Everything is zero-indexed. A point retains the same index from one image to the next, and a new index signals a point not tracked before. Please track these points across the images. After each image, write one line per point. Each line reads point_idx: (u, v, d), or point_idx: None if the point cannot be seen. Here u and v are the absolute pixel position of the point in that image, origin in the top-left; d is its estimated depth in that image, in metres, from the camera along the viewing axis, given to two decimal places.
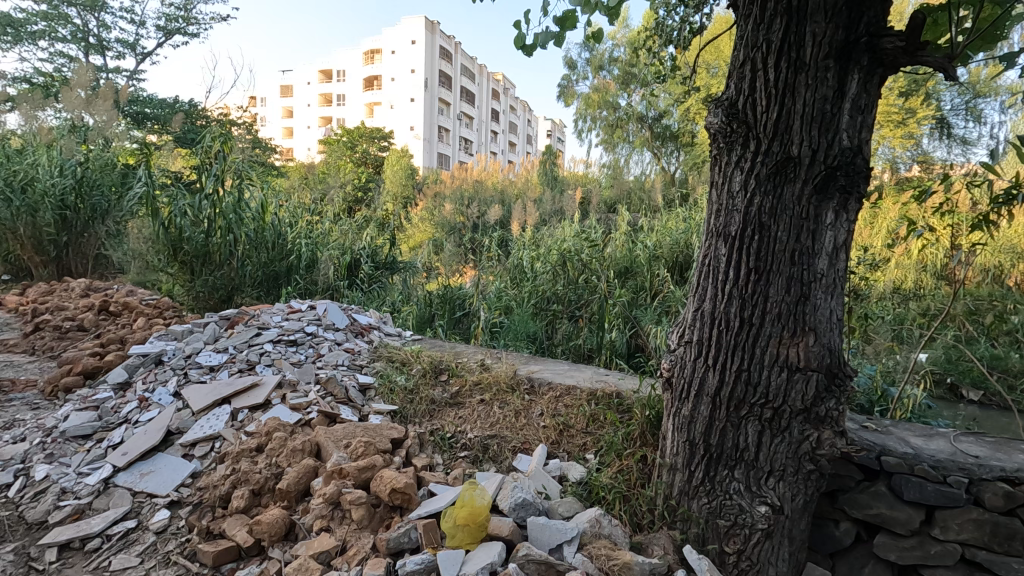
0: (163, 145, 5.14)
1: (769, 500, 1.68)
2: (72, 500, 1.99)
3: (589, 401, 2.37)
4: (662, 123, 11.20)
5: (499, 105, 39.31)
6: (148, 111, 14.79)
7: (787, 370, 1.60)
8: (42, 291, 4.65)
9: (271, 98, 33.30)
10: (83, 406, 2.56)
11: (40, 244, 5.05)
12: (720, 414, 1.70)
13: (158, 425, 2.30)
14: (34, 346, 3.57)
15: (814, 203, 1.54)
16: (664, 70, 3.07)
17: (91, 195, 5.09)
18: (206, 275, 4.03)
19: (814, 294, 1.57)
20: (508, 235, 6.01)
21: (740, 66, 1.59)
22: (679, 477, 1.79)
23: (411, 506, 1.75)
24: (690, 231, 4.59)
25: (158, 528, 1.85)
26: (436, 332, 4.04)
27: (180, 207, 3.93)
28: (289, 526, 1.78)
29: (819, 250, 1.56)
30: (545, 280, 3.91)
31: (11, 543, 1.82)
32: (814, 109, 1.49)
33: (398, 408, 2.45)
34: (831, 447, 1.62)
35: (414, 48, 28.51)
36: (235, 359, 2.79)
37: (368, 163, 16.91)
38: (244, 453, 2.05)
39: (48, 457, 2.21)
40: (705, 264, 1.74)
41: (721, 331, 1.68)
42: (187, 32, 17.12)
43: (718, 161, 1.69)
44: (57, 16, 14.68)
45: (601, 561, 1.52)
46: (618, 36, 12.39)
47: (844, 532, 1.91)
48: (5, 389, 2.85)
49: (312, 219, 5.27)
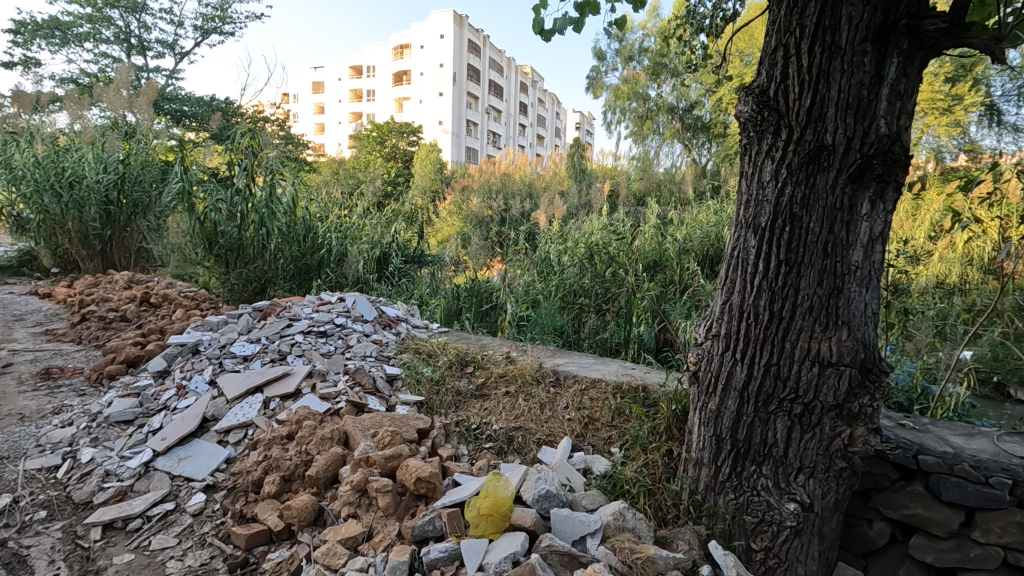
0: (201, 141, 5.29)
1: (798, 498, 1.64)
2: (115, 481, 2.08)
3: (614, 394, 2.36)
4: (693, 114, 10.98)
5: (528, 98, 39.13)
6: (186, 109, 15.24)
7: (818, 365, 1.56)
8: (89, 283, 4.86)
9: (303, 95, 33.86)
10: (125, 393, 2.67)
11: (86, 238, 5.31)
12: (748, 409, 1.67)
13: (194, 412, 2.39)
14: (81, 335, 3.73)
15: (849, 192, 1.50)
16: (695, 60, 3.01)
17: (133, 191, 5.29)
18: (241, 268, 4.12)
19: (848, 287, 1.53)
20: (535, 228, 6.01)
21: (773, 53, 1.55)
22: (705, 472, 1.77)
23: (435, 495, 1.77)
24: (721, 224, 4.51)
25: (195, 511, 1.93)
26: (463, 324, 4.09)
27: (215, 201, 4.02)
28: (318, 512, 1.82)
29: (854, 242, 1.51)
30: (572, 274, 3.90)
31: (60, 521, 1.91)
32: (850, 96, 1.43)
33: (424, 399, 2.47)
34: (863, 444, 1.57)
35: (443, 43, 28.60)
36: (268, 349, 2.87)
37: (398, 158, 17.15)
38: (276, 440, 2.11)
39: (93, 441, 2.31)
40: (734, 256, 1.70)
41: (749, 325, 1.65)
42: (223, 31, 17.55)
43: (749, 151, 1.65)
44: (101, 18, 15.20)
45: (624, 554, 1.51)
46: (648, 25, 12.15)
47: (879, 532, 1.86)
48: (54, 375, 3.00)
49: (342, 213, 5.37)
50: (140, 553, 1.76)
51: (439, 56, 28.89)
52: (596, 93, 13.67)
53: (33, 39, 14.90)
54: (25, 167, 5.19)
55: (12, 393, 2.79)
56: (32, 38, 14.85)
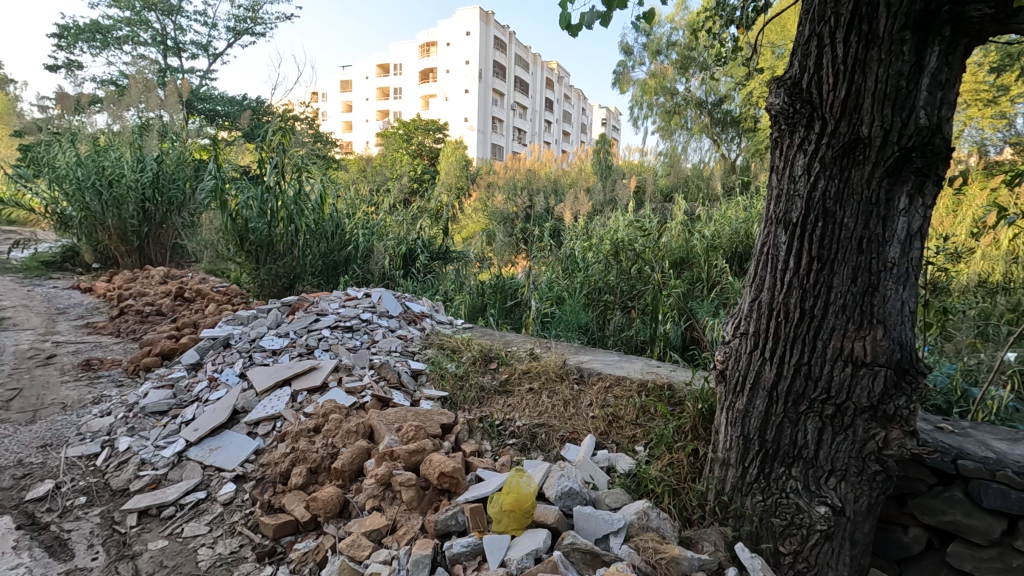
0: (232, 141, 5.41)
1: (829, 501, 1.60)
2: (150, 470, 2.15)
3: (639, 392, 2.33)
4: (722, 109, 10.79)
5: (554, 95, 38.95)
6: (219, 109, 15.63)
7: (851, 365, 1.51)
8: (127, 278, 5.03)
9: (332, 94, 34.45)
10: (161, 384, 2.76)
11: (125, 234, 5.50)
12: (777, 409, 1.63)
13: (225, 404, 2.45)
14: (119, 329, 3.86)
15: (885, 186, 1.45)
16: (724, 53, 2.95)
17: (168, 189, 5.44)
18: (270, 264, 4.21)
19: (883, 284, 1.48)
20: (560, 225, 5.98)
21: (807, 43, 1.50)
22: (732, 472, 1.73)
23: (458, 490, 1.78)
24: (750, 221, 4.40)
25: (225, 500, 1.98)
26: (488, 321, 4.11)
27: (246, 198, 4.11)
28: (343, 504, 1.85)
29: (890, 238, 1.46)
30: (597, 271, 3.86)
31: (98, 506, 1.98)
32: (888, 86, 1.38)
33: (448, 395, 2.49)
34: (899, 448, 1.52)
35: (469, 40, 28.67)
36: (296, 343, 2.92)
37: (424, 156, 17.34)
38: (303, 433, 2.15)
39: (130, 430, 2.39)
40: (764, 252, 1.66)
41: (779, 323, 1.61)
42: (255, 32, 17.89)
43: (780, 144, 1.61)
44: (139, 21, 15.67)
45: (648, 554, 1.50)
46: (676, 19, 11.95)
47: (914, 538, 1.80)
48: (94, 367, 3.12)
49: (369, 210, 5.43)
50: (173, 540, 1.81)
51: (465, 53, 28.93)
52: (623, 88, 13.52)
53: (75, 42, 15.44)
54: (68, 167, 5.39)
55: (55, 383, 2.91)
56: (75, 41, 15.39)
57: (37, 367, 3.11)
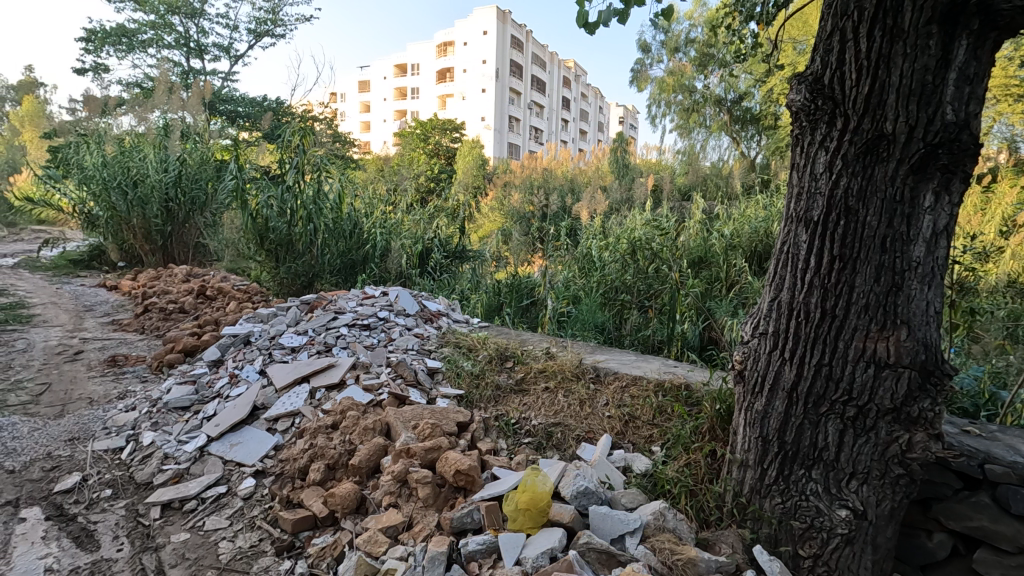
0: (253, 141, 5.48)
1: (850, 504, 1.57)
2: (173, 464, 2.20)
3: (656, 392, 2.32)
4: (742, 106, 10.65)
5: (571, 93, 38.78)
6: (240, 110, 15.86)
7: (874, 366, 1.48)
8: (151, 276, 5.14)
9: (350, 95, 34.81)
10: (183, 380, 2.81)
11: (149, 234, 5.62)
12: (797, 410, 1.60)
13: (246, 400, 2.49)
14: (143, 325, 3.95)
15: (910, 184, 1.41)
16: (744, 49, 2.92)
17: (190, 189, 5.55)
18: (290, 262, 4.29)
19: (908, 284, 1.45)
20: (576, 224, 5.96)
21: (828, 38, 1.48)
22: (750, 474, 1.71)
23: (474, 488, 1.79)
24: (770, 219, 4.33)
25: (246, 495, 2.01)
26: (504, 320, 4.13)
27: (267, 198, 4.18)
28: (360, 500, 1.87)
29: (915, 237, 1.43)
30: (614, 269, 3.82)
31: (123, 499, 2.03)
32: (913, 81, 1.35)
33: (464, 393, 2.50)
34: (924, 451, 1.49)
35: (486, 40, 28.71)
36: (314, 341, 2.96)
37: (441, 155, 17.44)
38: (321, 430, 2.18)
39: (153, 425, 2.45)
40: (784, 251, 1.64)
41: (799, 323, 1.58)
42: (275, 33, 18.13)
43: (801, 142, 1.58)
44: (163, 24, 15.96)
45: (664, 554, 1.49)
46: (695, 15, 11.83)
47: (939, 544, 1.76)
48: (120, 363, 3.19)
49: (386, 209, 5.47)
50: (195, 533, 1.85)
51: (482, 53, 28.97)
52: (641, 86, 13.41)
53: (102, 45, 15.78)
54: (95, 167, 5.53)
55: (83, 378, 2.98)
56: (102, 45, 15.73)
57: (65, 363, 3.20)
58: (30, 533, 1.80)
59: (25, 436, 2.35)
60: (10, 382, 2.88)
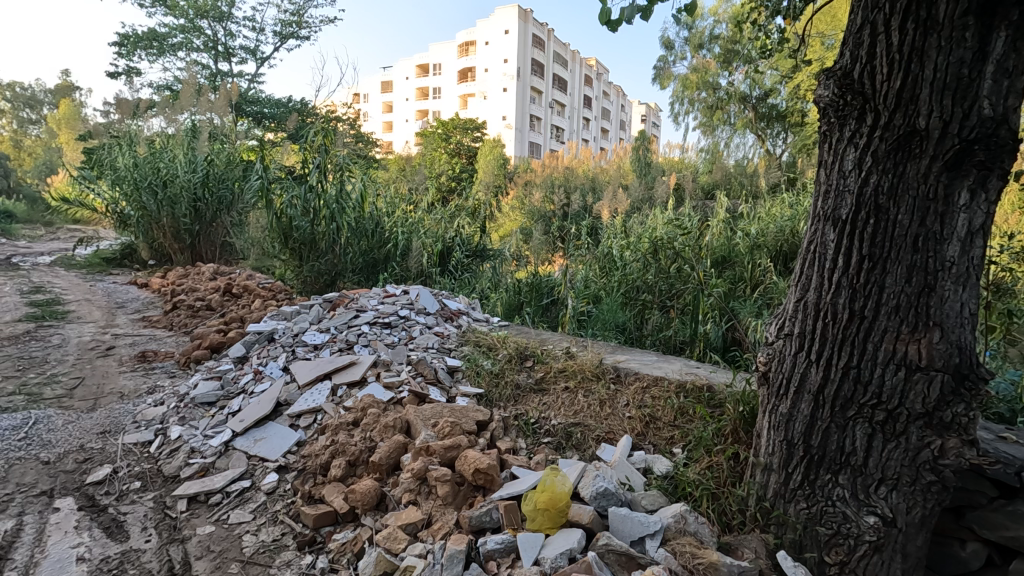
0: (278, 142, 5.57)
1: (879, 511, 1.52)
2: (199, 458, 2.25)
3: (677, 392, 2.29)
4: (768, 103, 10.49)
5: (593, 92, 38.56)
6: (267, 111, 16.16)
7: (904, 369, 1.44)
8: (180, 274, 5.27)
9: (373, 95, 35.22)
10: (209, 376, 2.87)
11: (178, 233, 5.77)
12: (823, 414, 1.57)
13: (269, 396, 2.53)
14: (172, 322, 4.05)
15: (944, 180, 1.37)
16: (769, 45, 2.87)
17: (218, 189, 5.67)
18: (313, 261, 4.36)
19: (941, 285, 1.40)
20: (598, 223, 5.92)
21: (858, 31, 1.44)
22: (774, 478, 1.67)
23: (493, 487, 1.79)
24: (797, 218, 4.25)
25: (269, 489, 2.05)
26: (524, 319, 4.14)
27: (291, 198, 4.26)
28: (380, 497, 1.88)
29: (949, 236, 1.38)
30: (635, 269, 3.79)
31: (152, 491, 2.08)
32: (948, 75, 1.30)
33: (484, 392, 2.51)
34: (957, 457, 1.44)
35: (507, 39, 28.72)
36: (336, 339, 3.00)
37: (463, 154, 17.55)
38: (342, 426, 2.20)
39: (181, 420, 2.51)
40: (811, 251, 1.60)
41: (826, 324, 1.54)
42: (300, 35, 18.39)
43: (829, 138, 1.55)
44: (192, 28, 16.33)
45: (685, 558, 1.47)
46: (719, 11, 11.66)
47: (972, 554, 1.69)
48: (149, 358, 3.28)
49: (408, 209, 5.51)
50: (220, 526, 1.89)
51: (504, 53, 29.00)
52: (664, 83, 13.27)
53: (134, 50, 16.22)
54: (126, 168, 5.69)
55: (114, 373, 3.07)
56: (135, 49, 16.17)
57: (98, 358, 3.30)
58: (64, 522, 1.86)
59: (59, 428, 2.43)
60: (46, 376, 2.98)
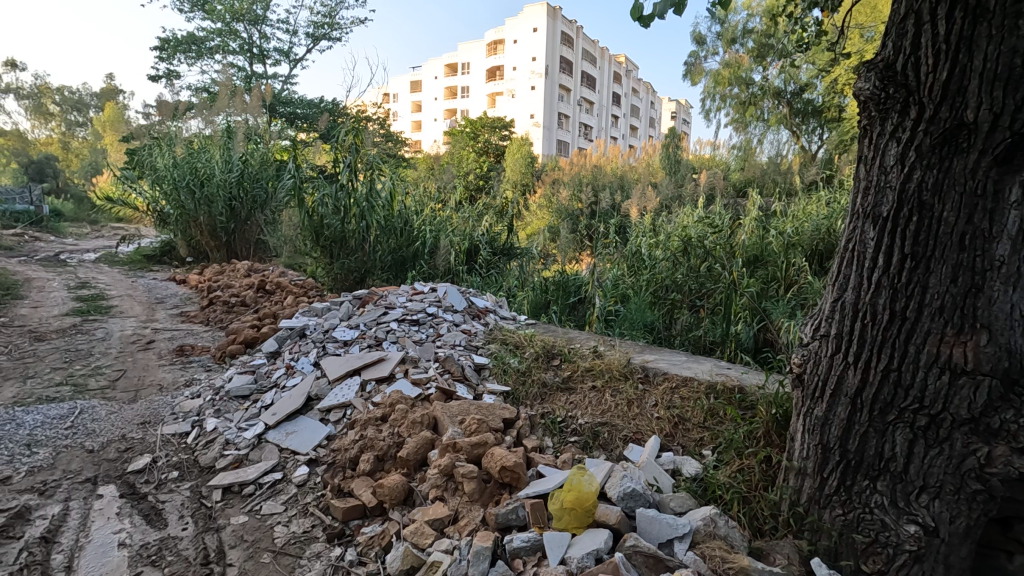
0: (310, 141, 5.67)
1: (919, 520, 1.45)
2: (234, 450, 2.31)
3: (707, 394, 2.26)
4: (803, 98, 10.21)
5: (622, 89, 38.15)
6: (299, 112, 16.48)
7: (948, 373, 1.37)
8: (216, 271, 5.42)
9: (402, 95, 35.60)
10: (244, 370, 2.95)
11: (215, 231, 5.94)
12: (861, 417, 1.52)
13: (301, 390, 2.59)
14: (208, 317, 4.17)
15: (993, 176, 1.30)
16: (806, 38, 2.78)
17: (252, 188, 5.81)
18: (343, 259, 4.44)
19: (990, 285, 1.34)
20: (626, 222, 5.85)
21: (902, 21, 1.39)
22: (809, 483, 1.63)
23: (520, 484, 1.79)
24: (834, 216, 4.10)
25: (300, 482, 2.09)
26: (551, 317, 4.13)
27: (322, 197, 4.35)
28: (408, 492, 1.90)
29: (999, 233, 1.32)
30: (664, 267, 3.74)
31: (189, 481, 2.15)
32: (999, 65, 1.24)
33: (510, 390, 2.51)
34: (1006, 466, 1.34)
35: (536, 36, 28.63)
36: (366, 335, 3.04)
37: (491, 153, 17.57)
38: (371, 421, 2.23)
39: (217, 412, 2.58)
40: (849, 249, 1.56)
41: (865, 325, 1.50)
42: (332, 36, 18.65)
43: (870, 133, 1.50)
44: (228, 32, 16.74)
45: (715, 562, 1.44)
46: (754, 5, 11.38)
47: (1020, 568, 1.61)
48: (187, 353, 3.38)
49: (436, 206, 5.54)
50: (253, 516, 1.93)
51: (532, 51, 28.94)
52: (695, 79, 13.05)
53: (174, 53, 16.72)
54: (166, 168, 5.88)
55: (154, 366, 3.18)
56: (174, 53, 16.66)
57: (139, 351, 3.42)
58: (106, 508, 1.93)
59: (103, 418, 2.52)
60: (91, 368, 3.11)
